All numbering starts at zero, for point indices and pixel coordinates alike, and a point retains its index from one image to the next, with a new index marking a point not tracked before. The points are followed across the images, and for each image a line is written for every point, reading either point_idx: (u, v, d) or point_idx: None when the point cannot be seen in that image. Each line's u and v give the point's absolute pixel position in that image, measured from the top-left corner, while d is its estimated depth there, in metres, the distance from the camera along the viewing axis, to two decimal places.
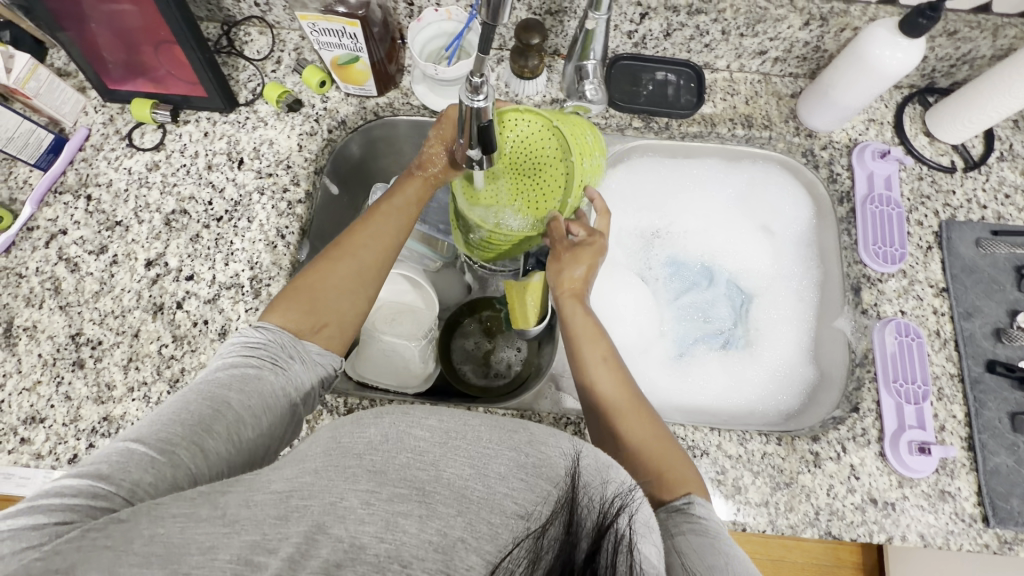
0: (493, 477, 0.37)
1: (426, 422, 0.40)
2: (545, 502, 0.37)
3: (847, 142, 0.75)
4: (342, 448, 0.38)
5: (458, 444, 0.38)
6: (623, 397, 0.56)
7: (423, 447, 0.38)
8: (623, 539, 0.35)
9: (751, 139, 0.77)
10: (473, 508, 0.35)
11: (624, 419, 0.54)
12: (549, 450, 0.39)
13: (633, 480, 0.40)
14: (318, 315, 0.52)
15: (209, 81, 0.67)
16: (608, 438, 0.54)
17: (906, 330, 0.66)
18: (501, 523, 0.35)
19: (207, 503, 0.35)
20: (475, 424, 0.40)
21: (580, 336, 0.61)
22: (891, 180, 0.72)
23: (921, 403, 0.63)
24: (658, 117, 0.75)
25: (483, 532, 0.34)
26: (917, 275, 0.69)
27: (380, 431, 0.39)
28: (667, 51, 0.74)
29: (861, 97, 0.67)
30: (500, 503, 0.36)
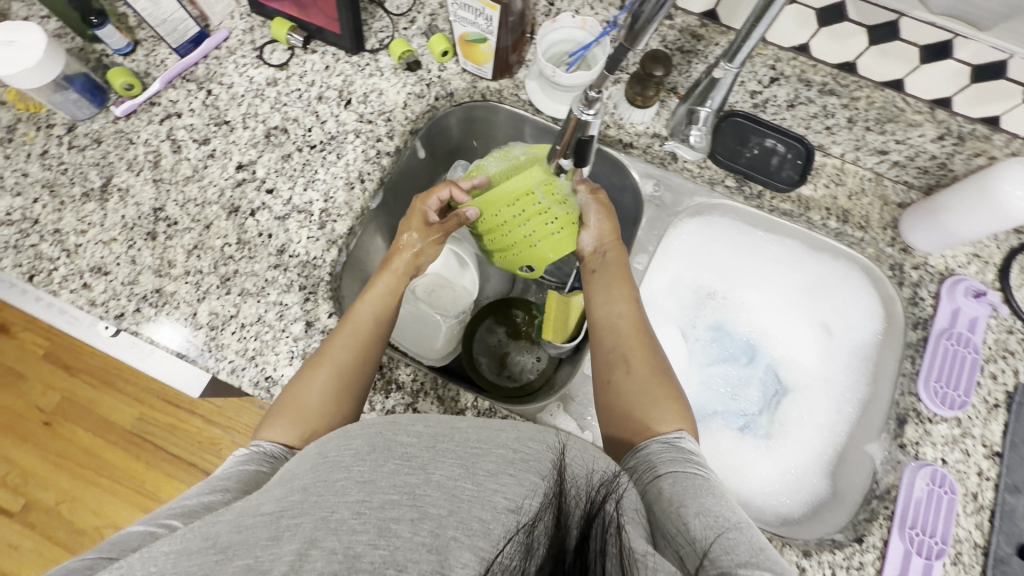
0: (482, 474, 0.38)
1: (413, 430, 0.42)
2: (533, 495, 0.37)
3: (941, 270, 0.70)
4: (331, 462, 0.40)
5: (447, 448, 0.40)
6: (634, 331, 0.61)
7: (409, 453, 0.40)
8: (610, 521, 0.35)
9: (842, 235, 0.74)
10: (466, 507, 0.35)
11: (628, 347, 0.60)
12: (536, 445, 0.41)
13: (617, 469, 0.42)
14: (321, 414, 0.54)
15: (346, 21, 0.71)
16: (617, 364, 0.59)
17: (941, 481, 0.62)
18: (492, 519, 0.35)
19: (199, 536, 0.36)
20: (462, 428, 0.42)
21: (612, 275, 0.66)
22: (976, 323, 0.68)
23: (932, 559, 0.59)
24: (753, 182, 0.73)
25: (475, 531, 0.34)
26: (973, 429, 0.64)
27: (366, 442, 0.41)
28: (785, 122, 0.72)
29: (974, 228, 0.63)
30: (490, 499, 0.36)
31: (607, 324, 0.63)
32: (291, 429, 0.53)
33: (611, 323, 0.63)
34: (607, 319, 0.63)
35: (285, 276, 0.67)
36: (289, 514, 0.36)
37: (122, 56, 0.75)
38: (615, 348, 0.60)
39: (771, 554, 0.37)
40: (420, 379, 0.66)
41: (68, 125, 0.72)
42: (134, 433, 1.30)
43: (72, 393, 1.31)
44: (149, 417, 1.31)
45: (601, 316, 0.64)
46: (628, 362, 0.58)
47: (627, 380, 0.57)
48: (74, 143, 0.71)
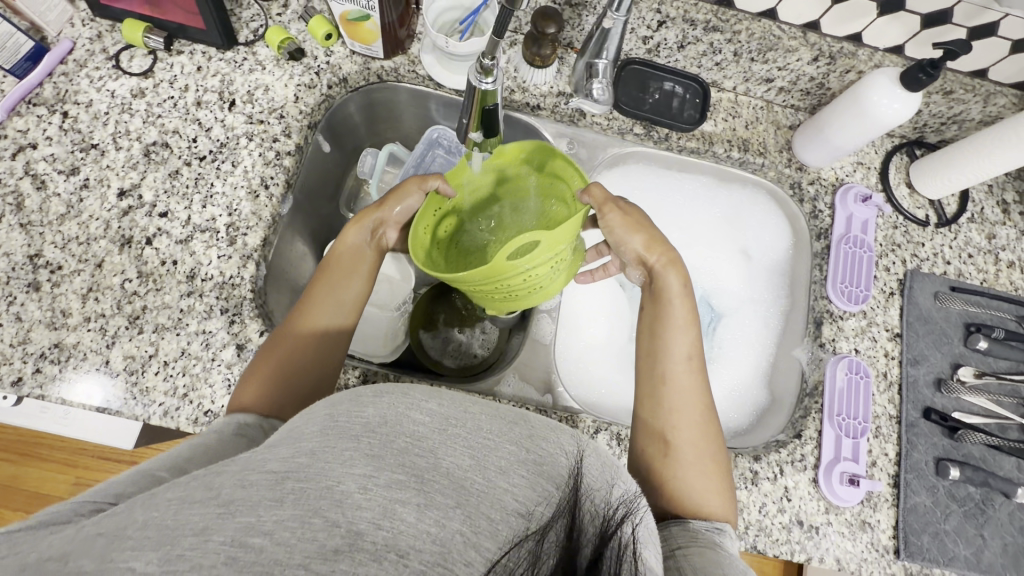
0: (492, 469, 0.36)
1: (426, 406, 0.39)
2: (545, 503, 0.35)
3: (833, 181, 0.77)
4: (339, 430, 0.37)
5: (459, 433, 0.38)
6: (690, 404, 0.57)
7: (420, 432, 0.37)
8: (626, 545, 0.35)
9: (745, 164, 0.78)
10: (474, 502, 0.34)
11: (682, 420, 0.56)
12: (550, 448, 0.38)
13: (638, 489, 0.41)
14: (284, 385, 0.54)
15: (209, 13, 0.64)
16: (655, 430, 0.57)
17: (857, 368, 0.70)
18: (501, 519, 0.34)
19: (202, 485, 0.35)
20: (477, 415, 0.40)
21: (667, 323, 0.60)
22: (867, 224, 0.75)
23: (858, 438, 0.67)
24: (659, 126, 0.75)
25: (482, 528, 0.33)
26: (876, 317, 0.73)
27: (378, 413, 0.38)
28: (679, 63, 0.74)
29: (852, 140, 0.69)
30: (501, 499, 0.35)
31: (656, 377, 0.58)
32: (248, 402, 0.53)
33: (658, 379, 0.58)
34: (653, 376, 0.59)
35: (202, 302, 0.62)
36: (294, 476, 0.34)
37: None
38: (659, 411, 0.57)
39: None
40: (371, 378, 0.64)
41: None
42: None
43: None
44: (86, 479, 1.19)
45: (651, 365, 0.59)
46: (678, 437, 0.56)
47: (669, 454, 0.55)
48: None
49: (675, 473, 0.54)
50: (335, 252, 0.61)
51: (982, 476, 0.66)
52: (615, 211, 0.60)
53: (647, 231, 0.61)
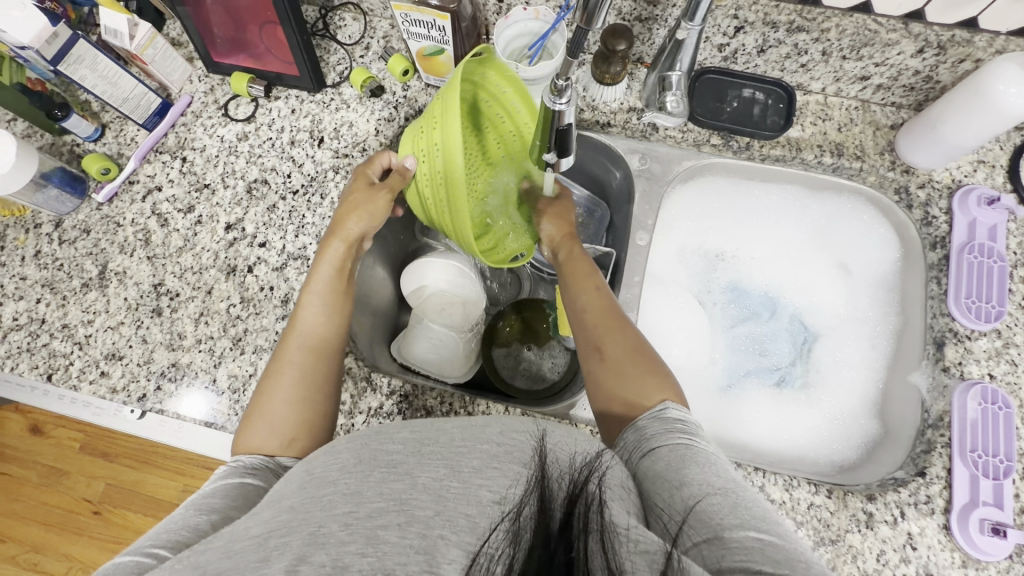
0: (467, 472, 0.39)
1: (398, 437, 0.43)
2: (517, 485, 0.38)
3: (948, 183, 0.68)
4: (318, 479, 0.41)
5: (432, 450, 0.41)
6: (602, 328, 0.57)
7: (396, 459, 0.41)
8: (593, 501, 0.37)
9: (839, 169, 0.72)
10: (451, 506, 0.36)
11: (603, 338, 0.56)
12: (519, 437, 0.42)
13: (598, 449, 0.43)
14: (306, 398, 0.53)
15: (302, 61, 0.70)
16: (592, 355, 0.56)
17: (994, 397, 0.60)
18: (478, 513, 0.36)
19: (189, 565, 0.35)
20: (447, 428, 0.43)
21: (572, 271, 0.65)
22: (997, 230, 0.65)
23: (1000, 478, 0.58)
24: (739, 135, 0.71)
25: (462, 526, 0.35)
26: (1015, 337, 0.62)
27: (353, 454, 0.42)
28: (759, 68, 0.71)
29: (973, 136, 0.61)
30: (477, 494, 0.37)
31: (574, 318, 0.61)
32: (267, 437, 0.51)
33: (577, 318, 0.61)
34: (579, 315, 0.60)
35: None
36: (277, 534, 0.36)
37: (93, 143, 0.75)
38: (587, 339, 0.58)
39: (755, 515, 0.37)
40: (448, 400, 0.65)
41: (55, 221, 0.72)
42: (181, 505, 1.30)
43: (115, 478, 1.33)
44: None
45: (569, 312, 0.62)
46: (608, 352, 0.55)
47: (605, 370, 0.54)
48: (64, 237, 0.71)
49: (615, 387, 0.52)
50: (312, 273, 0.62)
51: None
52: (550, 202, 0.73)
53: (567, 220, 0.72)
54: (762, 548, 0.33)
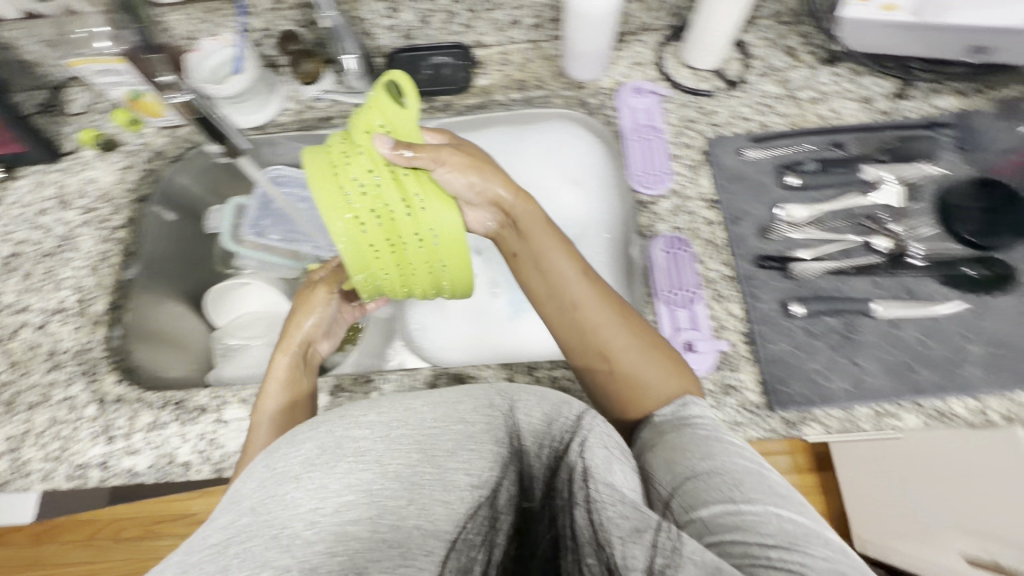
0: (442, 454, 0.42)
1: (366, 420, 0.44)
2: (494, 466, 0.43)
3: (613, 86, 0.80)
4: (279, 474, 0.41)
5: (402, 433, 0.43)
6: (600, 322, 0.59)
7: (362, 447, 0.42)
8: (576, 472, 0.41)
9: (531, 100, 0.82)
10: (423, 493, 0.41)
11: (608, 338, 0.58)
12: (479, 415, 0.44)
13: (582, 409, 0.45)
14: (290, 410, 0.63)
15: (24, 136, 0.76)
16: (595, 358, 0.59)
17: (675, 243, 0.70)
18: (456, 497, 0.41)
19: None
20: (420, 408, 0.45)
21: (541, 257, 0.61)
22: (651, 111, 0.77)
23: (692, 306, 0.66)
24: (438, 96, 0.82)
25: (436, 513, 0.41)
26: (688, 191, 0.73)
27: (315, 444, 0.43)
28: (436, 38, 0.82)
29: (592, 41, 0.73)
30: (454, 479, 0.42)
31: (566, 308, 0.60)
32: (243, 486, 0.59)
33: (563, 311, 0.60)
34: (551, 282, 0.60)
35: (63, 371, 0.70)
36: (236, 541, 0.38)
37: None
38: (592, 335, 0.59)
39: (752, 489, 0.42)
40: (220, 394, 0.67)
41: None
42: None
43: None
44: None
45: (558, 301, 0.60)
46: (615, 352, 0.58)
47: (617, 370, 0.58)
48: None
49: (637, 376, 0.57)
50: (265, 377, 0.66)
51: (831, 304, 0.64)
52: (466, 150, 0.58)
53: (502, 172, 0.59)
54: (777, 520, 0.40)
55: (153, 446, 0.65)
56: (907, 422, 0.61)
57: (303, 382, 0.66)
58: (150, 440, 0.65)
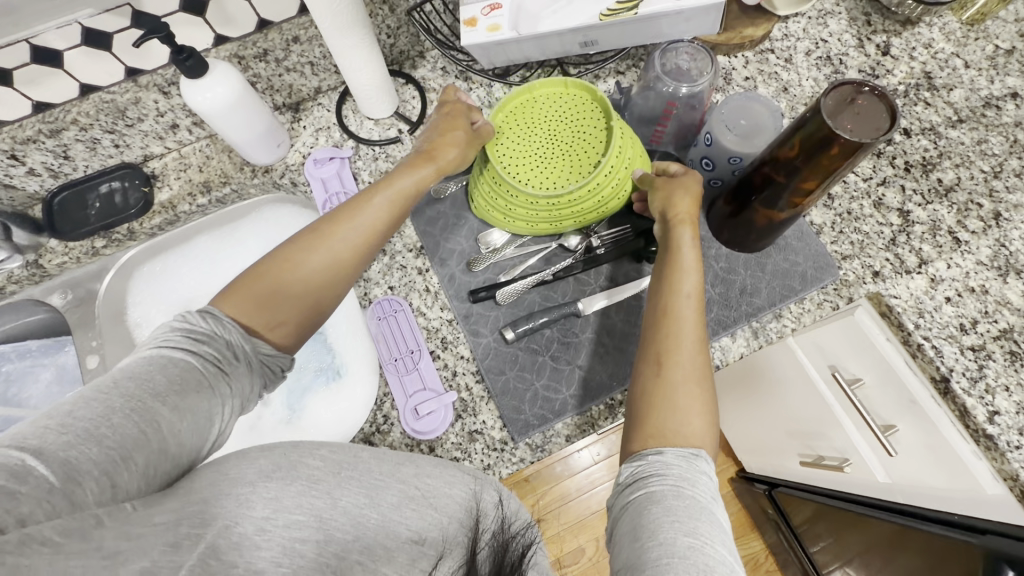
0: (367, 518, 0.42)
1: (319, 453, 0.44)
2: (433, 525, 0.44)
3: (300, 160, 0.77)
4: (313, 481, 0.41)
5: (349, 474, 0.43)
6: (692, 357, 0.48)
7: (317, 474, 0.42)
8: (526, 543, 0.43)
9: (227, 198, 0.78)
10: (371, 534, 0.41)
11: (676, 358, 0.47)
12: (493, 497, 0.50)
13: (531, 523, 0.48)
14: (269, 309, 0.47)
15: None
16: (685, 395, 0.46)
17: (391, 307, 0.69)
18: (397, 546, 0.42)
19: None
20: (416, 459, 0.49)
21: (669, 259, 0.53)
22: (343, 177, 0.76)
23: (420, 365, 0.66)
24: (117, 226, 0.75)
25: (380, 555, 0.41)
26: (396, 247, 0.72)
27: (271, 461, 0.41)
28: (93, 165, 0.74)
29: (243, 133, 0.69)
30: (394, 529, 0.42)
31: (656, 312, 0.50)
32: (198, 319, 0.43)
33: (663, 314, 0.50)
34: (658, 290, 0.52)
35: None
36: (186, 531, 0.35)
37: None
38: (653, 351, 0.49)
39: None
40: None
41: None
42: None
43: None
44: None
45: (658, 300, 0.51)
46: (669, 376, 0.47)
47: (661, 390, 0.47)
48: None
49: (667, 423, 0.45)
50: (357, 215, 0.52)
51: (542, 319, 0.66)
52: (688, 177, 0.58)
53: (698, 197, 0.57)
54: None
55: None
56: None
57: (324, 295, 0.49)
58: None
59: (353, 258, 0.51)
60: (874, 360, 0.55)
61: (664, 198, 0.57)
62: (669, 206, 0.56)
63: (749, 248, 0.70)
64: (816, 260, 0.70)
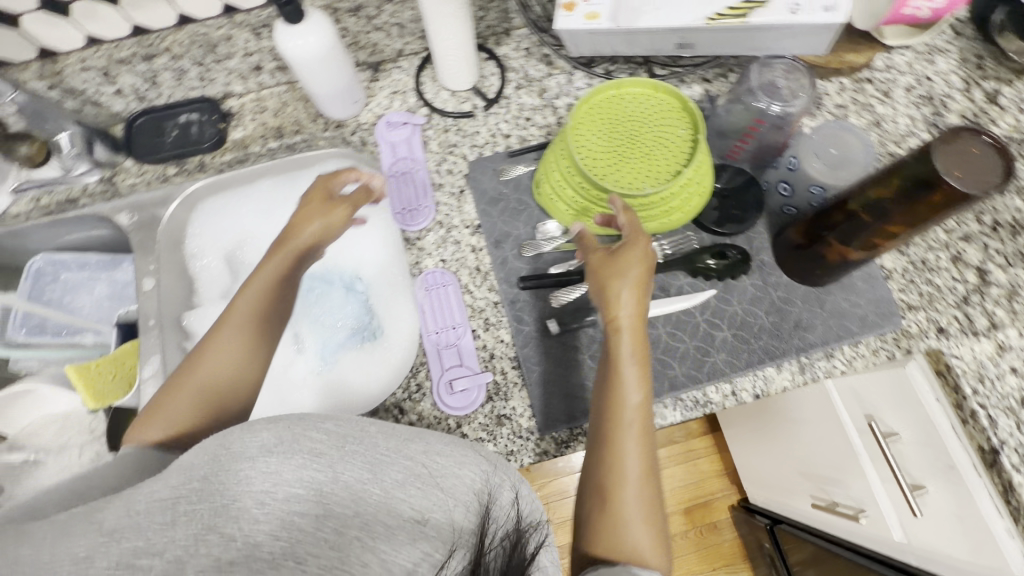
0: (376, 491, 0.41)
1: (322, 428, 0.44)
2: (435, 507, 0.42)
3: (372, 120, 0.78)
4: (317, 452, 0.42)
5: (351, 449, 0.44)
6: (641, 468, 0.50)
7: (319, 448, 0.42)
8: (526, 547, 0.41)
9: (296, 146, 0.79)
10: (370, 510, 0.40)
11: (619, 479, 0.49)
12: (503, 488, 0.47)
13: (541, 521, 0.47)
14: (214, 405, 0.56)
15: None
16: (623, 516, 0.48)
17: (440, 279, 0.69)
18: (396, 525, 0.40)
19: None
20: (425, 438, 0.48)
21: (614, 371, 0.53)
22: (411, 142, 0.75)
23: (459, 341, 0.66)
24: (189, 156, 0.77)
25: (379, 533, 0.39)
26: (454, 221, 0.72)
27: (273, 434, 0.43)
28: (176, 95, 0.76)
29: (329, 84, 0.70)
30: (394, 508, 0.41)
31: (606, 423, 0.52)
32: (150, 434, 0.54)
33: (618, 424, 0.51)
34: (606, 403, 0.53)
35: None
36: (185, 502, 0.38)
37: None
38: (601, 460, 0.51)
39: None
40: None
41: None
42: None
43: None
44: None
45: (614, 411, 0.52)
46: (621, 496, 0.49)
47: (609, 520, 0.48)
48: None
49: (616, 536, 0.48)
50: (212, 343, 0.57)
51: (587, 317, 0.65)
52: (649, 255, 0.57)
53: (644, 297, 0.55)
54: None
55: None
56: (667, 419, 0.64)
57: (225, 401, 0.56)
58: None
59: (234, 370, 0.57)
60: (919, 415, 0.61)
61: (596, 279, 0.57)
62: (608, 306, 0.55)
63: (812, 282, 0.67)
64: (880, 305, 0.66)
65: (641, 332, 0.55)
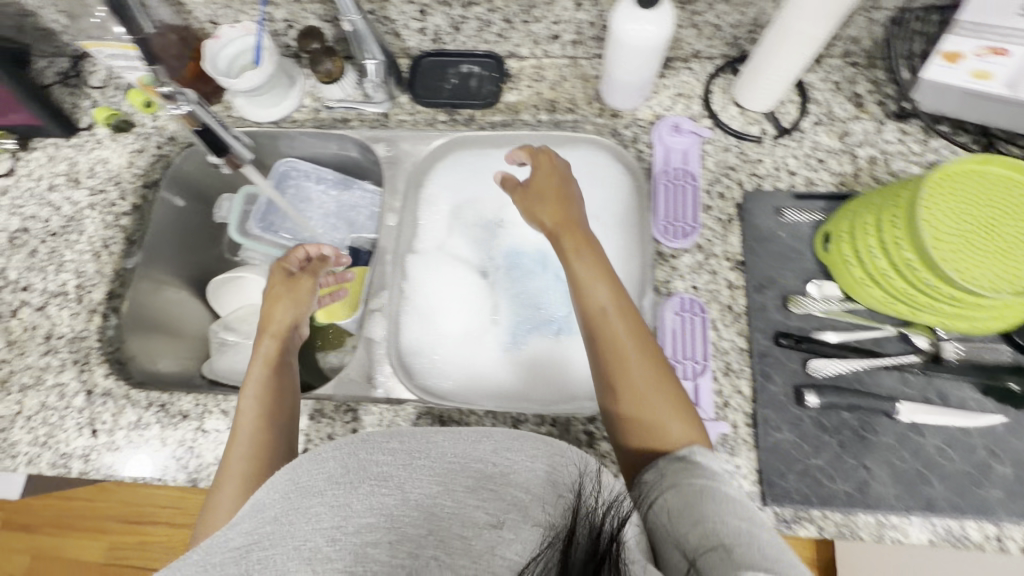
0: (460, 491, 0.39)
1: (387, 447, 0.44)
2: (511, 508, 0.38)
3: (650, 119, 0.74)
4: (384, 472, 0.40)
5: (422, 462, 0.42)
6: None
7: (385, 471, 0.41)
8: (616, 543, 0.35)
9: (560, 123, 0.77)
10: (444, 525, 0.36)
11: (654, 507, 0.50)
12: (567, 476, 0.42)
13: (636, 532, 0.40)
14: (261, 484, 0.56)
15: (39, 110, 0.74)
16: None
17: (690, 306, 0.65)
18: (474, 535, 0.36)
19: None
20: (488, 436, 0.45)
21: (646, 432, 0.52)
22: (687, 154, 0.71)
23: (699, 379, 0.62)
24: (463, 109, 0.78)
25: (455, 548, 0.35)
26: (714, 249, 0.67)
27: (336, 463, 0.42)
28: (467, 44, 0.76)
29: (633, 74, 0.66)
30: (471, 516, 0.37)
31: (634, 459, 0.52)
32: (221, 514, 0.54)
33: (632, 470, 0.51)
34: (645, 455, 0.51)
35: (57, 358, 0.70)
36: (257, 548, 0.37)
37: None
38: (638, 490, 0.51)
39: None
40: (202, 401, 0.66)
41: None
42: (106, 563, 1.26)
43: (37, 548, 1.28)
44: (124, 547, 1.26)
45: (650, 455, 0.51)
46: None
47: None
48: None
49: None
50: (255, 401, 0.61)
51: (850, 399, 0.59)
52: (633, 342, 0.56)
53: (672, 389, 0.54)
54: None
55: (138, 450, 0.65)
56: (910, 539, 0.56)
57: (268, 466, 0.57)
58: (131, 438, 0.65)
59: (255, 442, 0.58)
60: None
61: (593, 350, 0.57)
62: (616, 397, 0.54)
63: None
64: None
65: (683, 412, 0.53)
